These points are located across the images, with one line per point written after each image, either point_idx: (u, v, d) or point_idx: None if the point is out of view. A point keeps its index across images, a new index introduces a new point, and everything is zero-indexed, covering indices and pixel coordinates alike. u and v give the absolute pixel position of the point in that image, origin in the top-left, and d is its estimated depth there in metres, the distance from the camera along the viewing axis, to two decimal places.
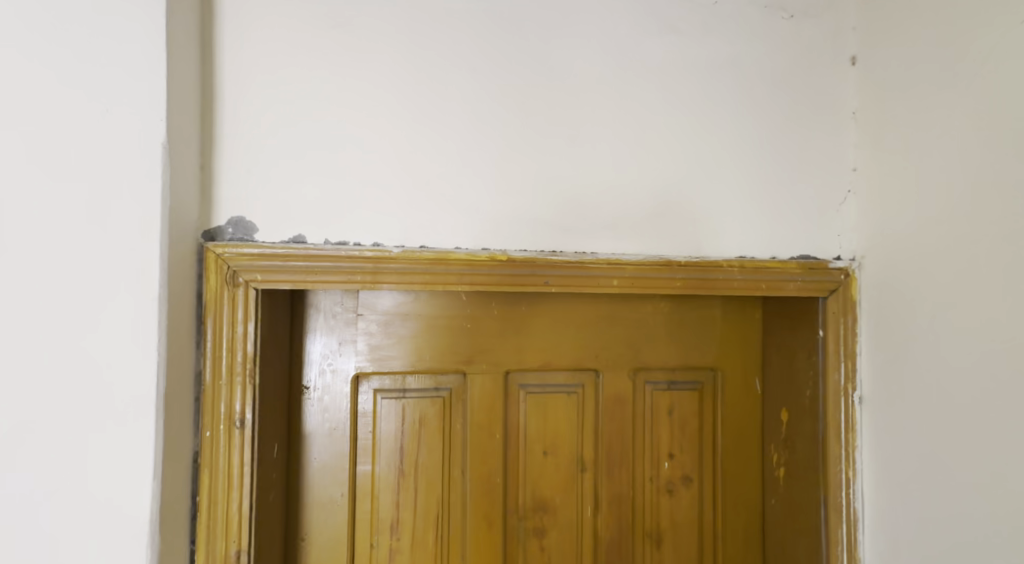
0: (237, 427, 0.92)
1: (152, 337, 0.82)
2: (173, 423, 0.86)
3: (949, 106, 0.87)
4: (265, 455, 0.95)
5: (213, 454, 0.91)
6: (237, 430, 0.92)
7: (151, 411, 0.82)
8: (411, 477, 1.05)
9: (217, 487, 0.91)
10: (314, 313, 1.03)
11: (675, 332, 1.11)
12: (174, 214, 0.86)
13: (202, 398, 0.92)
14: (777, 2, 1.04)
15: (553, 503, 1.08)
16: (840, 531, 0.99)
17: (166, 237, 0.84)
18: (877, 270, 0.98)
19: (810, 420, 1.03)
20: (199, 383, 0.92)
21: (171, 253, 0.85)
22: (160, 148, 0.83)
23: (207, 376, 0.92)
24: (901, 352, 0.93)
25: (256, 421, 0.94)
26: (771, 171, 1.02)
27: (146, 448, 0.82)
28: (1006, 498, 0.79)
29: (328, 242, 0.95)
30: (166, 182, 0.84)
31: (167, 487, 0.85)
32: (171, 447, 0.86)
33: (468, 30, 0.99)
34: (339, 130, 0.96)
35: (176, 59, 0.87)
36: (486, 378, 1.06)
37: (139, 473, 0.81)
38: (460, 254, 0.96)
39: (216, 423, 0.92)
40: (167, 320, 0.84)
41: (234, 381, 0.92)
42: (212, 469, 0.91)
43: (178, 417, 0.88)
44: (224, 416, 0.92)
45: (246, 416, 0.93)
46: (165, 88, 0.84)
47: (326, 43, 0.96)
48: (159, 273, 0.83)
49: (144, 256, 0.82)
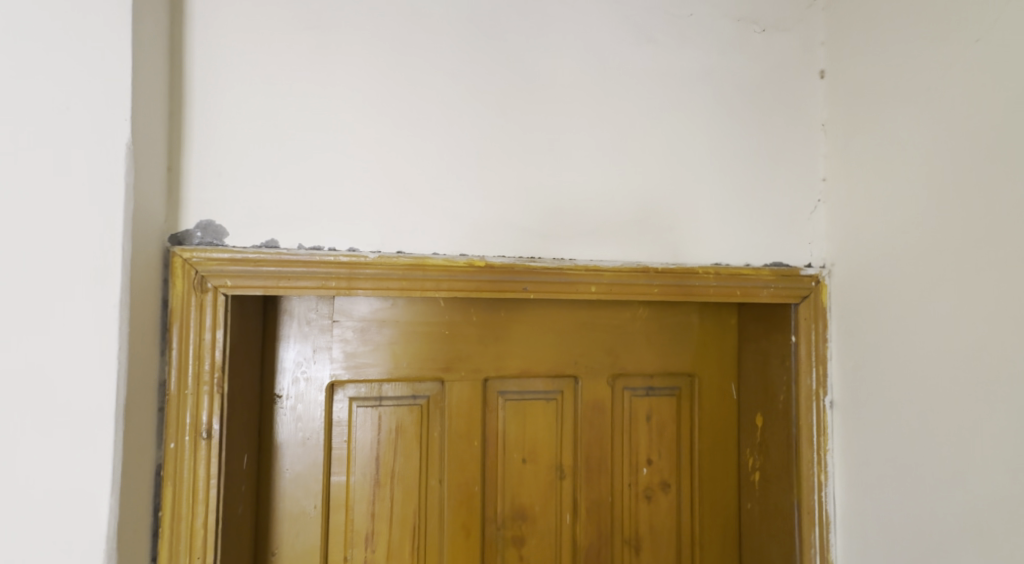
0: (204, 438, 0.89)
1: (113, 345, 0.79)
2: (134, 435, 0.83)
3: (912, 119, 0.91)
4: (232, 466, 0.92)
5: (177, 467, 0.88)
6: (203, 442, 0.89)
7: (111, 422, 0.79)
8: (387, 488, 1.03)
9: (181, 502, 0.88)
10: (288, 319, 1.02)
11: (651, 339, 1.12)
12: (138, 217, 0.83)
13: (166, 408, 0.89)
14: (750, 16, 1.07)
15: (532, 511, 1.07)
16: (813, 533, 1.01)
17: (129, 240, 0.81)
18: (846, 277, 1.01)
19: (783, 424, 1.05)
20: (163, 393, 0.89)
21: (135, 257, 0.82)
22: (125, 148, 0.81)
23: (172, 386, 0.89)
24: (869, 357, 0.96)
25: (224, 432, 0.91)
26: (745, 179, 1.05)
27: (107, 460, 0.78)
28: (972, 498, 0.82)
29: (302, 247, 0.93)
30: (131, 184, 0.81)
31: (127, 502, 0.82)
32: (133, 460, 0.83)
33: (449, 35, 0.99)
34: (318, 133, 0.94)
35: (144, 57, 0.84)
36: (464, 386, 1.05)
37: (98, 487, 0.78)
38: (437, 259, 0.96)
39: (180, 434, 0.89)
40: (128, 327, 0.81)
41: (200, 390, 0.90)
42: (176, 482, 0.88)
43: (139, 429, 0.84)
44: (190, 427, 0.89)
45: (213, 427, 0.90)
46: (131, 86, 0.82)
47: (303, 45, 0.95)
48: (121, 278, 0.80)
49: (106, 260, 0.79)
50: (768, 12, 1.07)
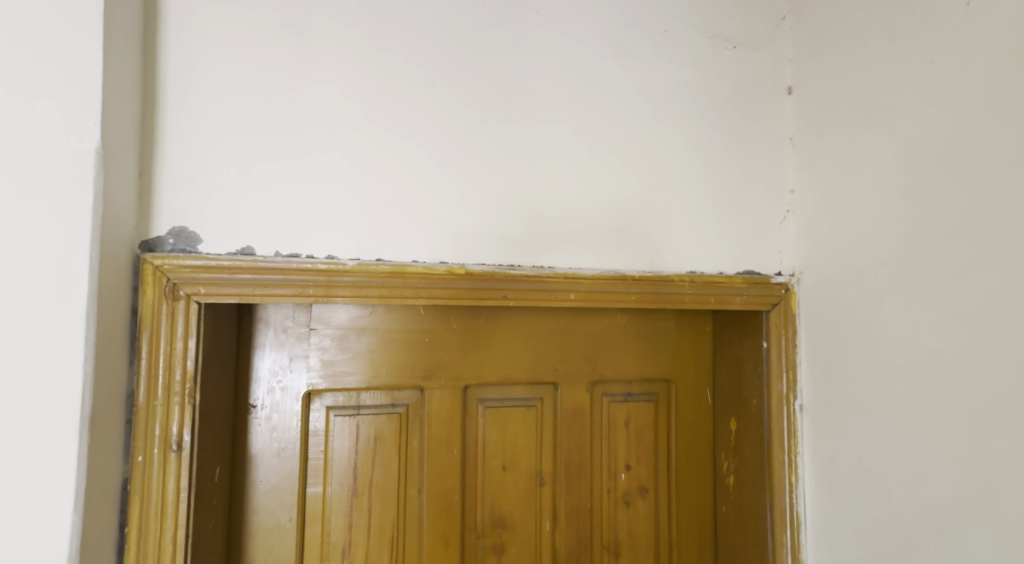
0: (174, 450, 0.87)
1: (79, 356, 0.77)
2: (100, 449, 0.81)
3: (873, 133, 0.95)
4: (202, 480, 0.90)
5: (145, 481, 0.86)
6: (173, 454, 0.87)
7: (75, 436, 0.76)
8: (364, 498, 1.02)
9: (149, 517, 0.86)
10: (264, 328, 1.01)
11: (629, 346, 1.14)
12: (106, 223, 0.81)
13: (134, 420, 0.87)
14: (721, 33, 1.11)
15: (511, 518, 1.07)
16: (785, 534, 1.03)
17: (97, 248, 0.79)
18: (814, 285, 1.04)
19: (756, 429, 1.08)
20: (131, 405, 0.87)
21: (102, 264, 0.80)
22: (93, 153, 0.79)
23: (141, 397, 0.87)
24: (837, 363, 1.00)
25: (195, 444, 0.89)
26: (717, 190, 1.08)
27: (69, 476, 0.76)
28: (932, 496, 0.86)
29: (279, 254, 0.93)
30: (100, 189, 0.80)
31: (90, 517, 0.79)
32: (98, 474, 0.81)
33: (429, 45, 1.00)
34: (298, 140, 0.94)
35: (116, 61, 0.83)
36: (444, 393, 1.05)
37: (59, 504, 0.75)
38: (416, 267, 0.96)
39: (149, 447, 0.87)
40: (95, 336, 0.79)
41: (171, 401, 0.88)
42: (144, 496, 0.86)
43: (105, 443, 0.82)
44: (159, 439, 0.87)
45: (183, 439, 0.88)
46: (102, 90, 0.80)
47: (283, 51, 0.95)
48: (88, 286, 0.78)
49: (71, 269, 0.77)
50: (738, 30, 1.11)
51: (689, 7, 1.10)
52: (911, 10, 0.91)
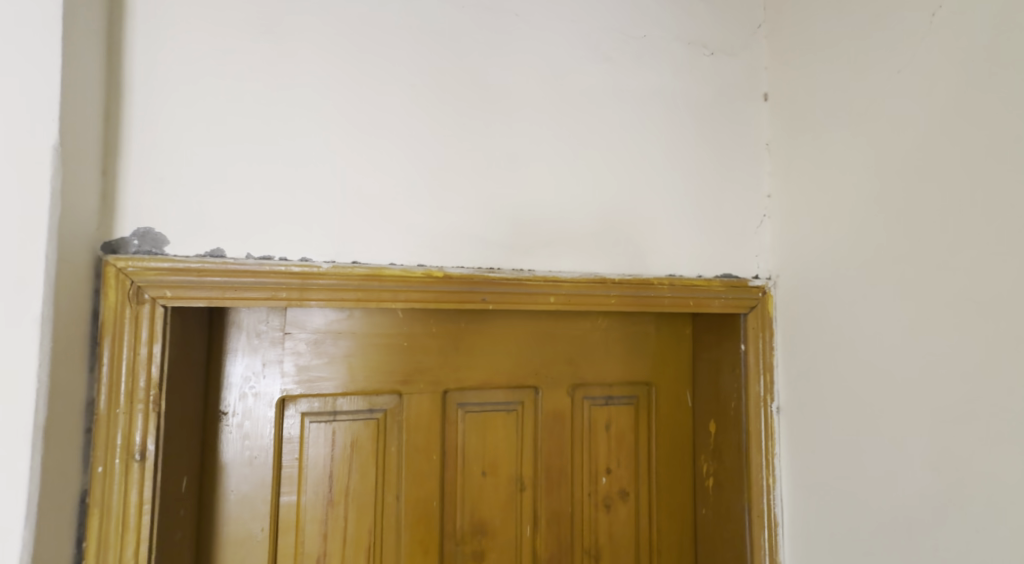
0: (137, 460, 0.84)
1: (33, 363, 0.73)
2: (56, 460, 0.77)
3: (845, 140, 0.98)
4: (168, 490, 0.87)
5: (105, 493, 0.82)
6: (136, 464, 0.84)
7: (28, 447, 0.72)
8: (340, 507, 1.00)
9: (110, 530, 0.82)
10: (236, 332, 0.98)
11: (609, 349, 1.14)
12: (65, 224, 0.78)
13: (94, 429, 0.83)
14: (699, 40, 1.12)
15: (492, 524, 1.06)
16: (762, 535, 1.05)
17: (54, 249, 0.75)
18: (789, 288, 1.07)
19: (734, 430, 1.09)
20: (91, 413, 0.83)
21: (60, 267, 0.77)
22: (51, 150, 0.75)
23: (102, 404, 0.83)
24: (812, 364, 1.02)
25: (160, 453, 0.86)
26: (695, 194, 1.09)
27: (21, 490, 0.72)
28: (905, 494, 0.88)
29: (251, 256, 0.90)
30: (58, 188, 0.76)
31: (46, 532, 0.75)
32: (54, 487, 0.77)
33: (406, 45, 0.98)
34: (274, 139, 0.92)
35: (77, 54, 0.80)
36: (423, 398, 1.03)
37: (9, 520, 0.71)
38: (394, 269, 0.94)
39: (110, 457, 0.83)
40: (51, 341, 0.75)
41: (134, 409, 0.84)
42: (104, 509, 0.82)
43: (62, 454, 0.78)
44: (121, 448, 0.83)
45: (147, 448, 0.84)
46: (61, 84, 0.77)
47: (258, 48, 0.92)
48: (44, 289, 0.74)
49: (26, 271, 0.73)
50: (715, 37, 1.13)
51: (668, 14, 1.11)
52: (881, 21, 0.94)
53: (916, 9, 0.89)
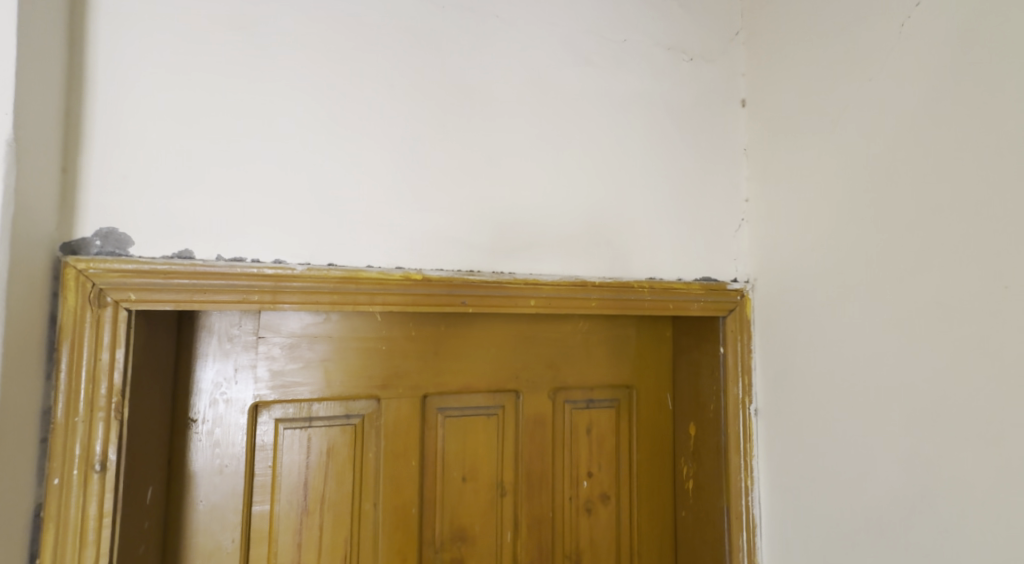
0: (97, 471, 0.80)
1: None
2: (9, 473, 0.73)
3: (820, 146, 1.00)
4: (130, 502, 0.83)
5: (62, 505, 0.78)
6: (97, 475, 0.80)
7: None
8: (316, 516, 0.97)
9: (67, 544, 0.78)
10: (207, 336, 0.94)
11: (590, 352, 1.14)
12: (20, 223, 0.74)
13: (51, 438, 0.78)
14: (679, 46, 1.13)
15: (472, 531, 1.05)
16: (741, 537, 1.06)
17: (8, 250, 0.71)
18: (766, 291, 1.08)
19: (713, 432, 1.10)
20: (47, 422, 0.79)
21: (14, 268, 0.73)
22: (5, 146, 0.71)
23: (59, 413, 0.79)
24: (789, 366, 1.04)
25: (121, 463, 0.82)
26: (674, 198, 1.10)
27: None
28: (877, 494, 0.90)
29: (221, 258, 0.87)
30: (12, 186, 0.72)
31: None
32: (5, 501, 0.72)
33: (386, 44, 0.96)
34: (248, 137, 0.89)
35: (34, 46, 0.76)
36: (402, 403, 1.01)
37: None
38: (371, 272, 0.92)
39: (68, 468, 0.79)
40: (4, 347, 0.71)
41: (94, 417, 0.80)
42: (60, 523, 0.78)
43: (15, 466, 0.74)
44: (80, 458, 0.79)
45: (109, 458, 0.80)
46: (15, 76, 0.73)
47: (232, 43, 0.89)
48: None
49: None
50: (694, 43, 1.14)
51: (648, 20, 1.12)
52: (854, 31, 0.96)
53: (888, 20, 0.91)
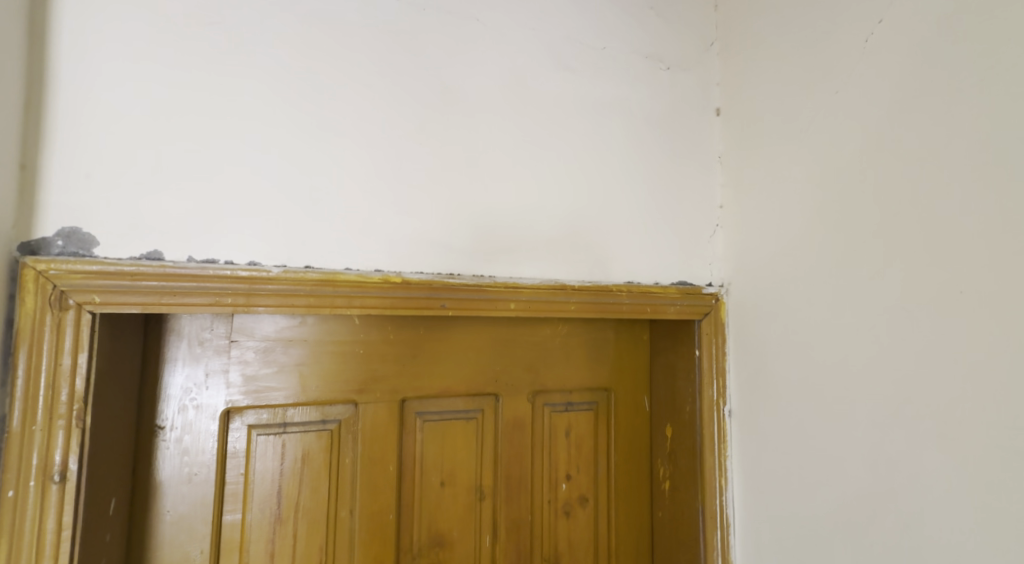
0: (55, 481, 0.76)
1: None
2: None
3: (791, 155, 1.03)
4: (90, 513, 0.80)
5: (17, 519, 0.74)
6: (55, 486, 0.76)
7: None
8: (289, 524, 0.95)
9: (22, 559, 0.74)
10: (176, 340, 0.92)
11: (569, 355, 1.15)
12: None
13: (5, 448, 0.75)
14: (656, 54, 1.15)
15: (450, 536, 1.04)
16: (715, 536, 1.08)
17: None
18: (740, 296, 1.11)
19: (689, 434, 1.12)
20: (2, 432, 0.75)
21: None
22: None
23: (15, 421, 0.75)
24: (761, 369, 1.06)
25: (82, 473, 0.78)
26: (651, 203, 1.11)
27: None
28: (845, 492, 0.93)
29: (192, 260, 0.84)
30: None
31: None
32: None
33: (365, 44, 0.96)
34: (221, 137, 0.87)
35: None
36: (379, 407, 1.00)
37: None
38: (349, 275, 0.91)
39: (24, 479, 0.75)
40: None
41: (53, 425, 0.76)
42: (14, 538, 0.74)
43: None
44: (37, 468, 0.75)
45: (68, 468, 0.77)
46: None
47: (205, 41, 0.87)
48: None
49: None
50: (671, 52, 1.16)
51: (626, 28, 1.14)
52: (823, 44, 0.99)
53: (854, 34, 0.95)
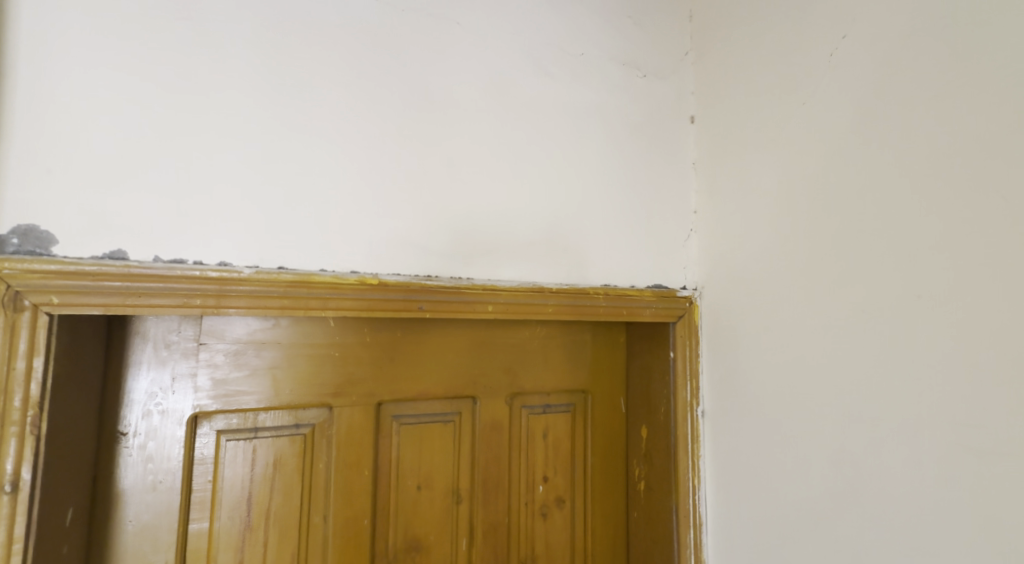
0: (8, 491, 0.72)
1: None
2: None
3: (762, 162, 1.06)
4: (45, 524, 0.76)
5: None
6: (7, 496, 0.72)
7: None
8: (260, 531, 0.92)
9: None
10: (141, 343, 0.88)
11: (547, 358, 1.15)
12: None
13: None
14: (633, 62, 1.17)
15: (426, 540, 1.02)
16: (689, 535, 1.09)
17: None
18: (713, 300, 1.13)
19: (663, 435, 1.13)
20: None
21: None
22: None
23: None
24: (733, 371, 1.08)
25: (37, 482, 0.74)
26: (626, 206, 1.13)
27: None
28: (812, 490, 0.95)
29: (159, 260, 0.81)
30: None
31: None
32: None
33: (342, 43, 0.94)
34: (191, 135, 0.84)
35: None
36: (355, 411, 0.98)
37: None
38: (324, 276, 0.89)
39: None
40: None
41: (6, 432, 0.72)
42: None
43: None
44: None
45: (22, 476, 0.73)
46: None
47: (174, 36, 0.85)
48: None
49: None
50: (647, 60, 1.18)
51: (604, 35, 1.15)
52: (793, 56, 1.02)
53: (821, 46, 0.98)
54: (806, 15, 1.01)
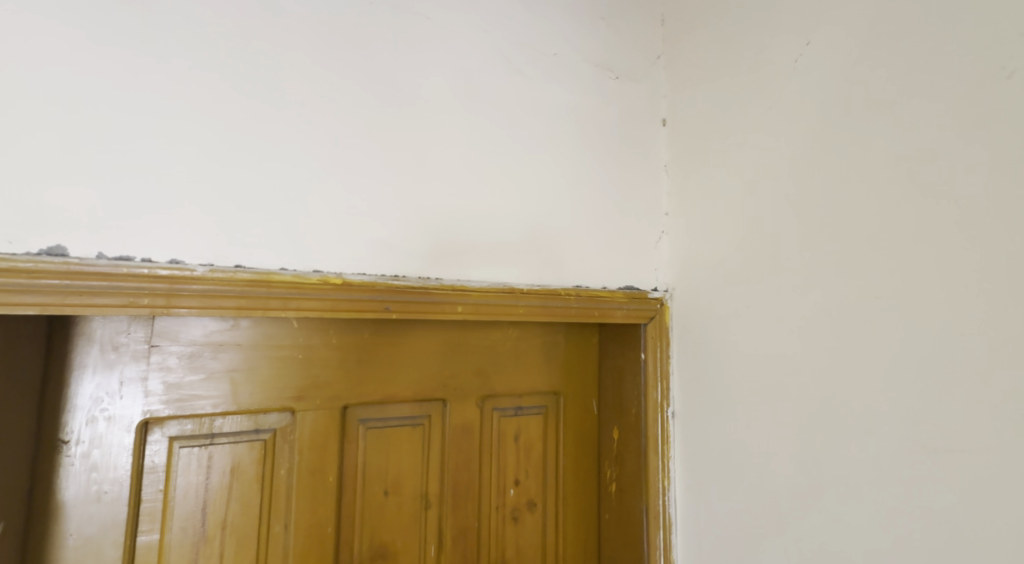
0: None
1: None
2: None
3: (730, 166, 1.07)
4: None
5: None
6: None
7: None
8: (216, 543, 0.87)
9: None
10: (87, 345, 0.82)
11: (520, 359, 1.13)
12: None
13: None
14: (607, 64, 1.17)
15: (394, 548, 0.99)
16: (659, 536, 1.10)
17: None
18: (683, 302, 1.14)
19: (635, 437, 1.13)
20: None
21: None
22: None
23: None
24: (702, 372, 1.09)
25: None
26: (596, 206, 1.12)
27: None
28: (780, 489, 0.96)
29: (103, 257, 0.76)
30: None
31: None
32: None
33: (310, 33, 0.90)
34: (143, 123, 0.79)
35: None
36: (319, 415, 0.94)
37: None
38: (284, 275, 0.84)
39: None
40: None
41: None
42: None
43: None
44: None
45: None
46: None
47: (126, 19, 0.79)
48: None
49: None
50: (620, 62, 1.18)
51: (577, 36, 1.14)
52: (761, 61, 1.04)
53: (787, 53, 1.00)
54: (774, 22, 1.02)
